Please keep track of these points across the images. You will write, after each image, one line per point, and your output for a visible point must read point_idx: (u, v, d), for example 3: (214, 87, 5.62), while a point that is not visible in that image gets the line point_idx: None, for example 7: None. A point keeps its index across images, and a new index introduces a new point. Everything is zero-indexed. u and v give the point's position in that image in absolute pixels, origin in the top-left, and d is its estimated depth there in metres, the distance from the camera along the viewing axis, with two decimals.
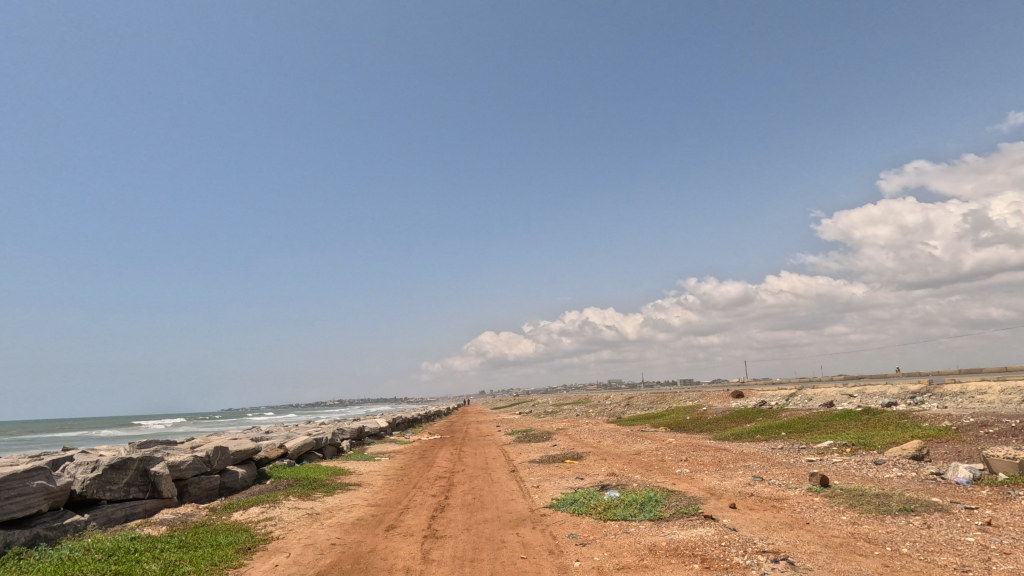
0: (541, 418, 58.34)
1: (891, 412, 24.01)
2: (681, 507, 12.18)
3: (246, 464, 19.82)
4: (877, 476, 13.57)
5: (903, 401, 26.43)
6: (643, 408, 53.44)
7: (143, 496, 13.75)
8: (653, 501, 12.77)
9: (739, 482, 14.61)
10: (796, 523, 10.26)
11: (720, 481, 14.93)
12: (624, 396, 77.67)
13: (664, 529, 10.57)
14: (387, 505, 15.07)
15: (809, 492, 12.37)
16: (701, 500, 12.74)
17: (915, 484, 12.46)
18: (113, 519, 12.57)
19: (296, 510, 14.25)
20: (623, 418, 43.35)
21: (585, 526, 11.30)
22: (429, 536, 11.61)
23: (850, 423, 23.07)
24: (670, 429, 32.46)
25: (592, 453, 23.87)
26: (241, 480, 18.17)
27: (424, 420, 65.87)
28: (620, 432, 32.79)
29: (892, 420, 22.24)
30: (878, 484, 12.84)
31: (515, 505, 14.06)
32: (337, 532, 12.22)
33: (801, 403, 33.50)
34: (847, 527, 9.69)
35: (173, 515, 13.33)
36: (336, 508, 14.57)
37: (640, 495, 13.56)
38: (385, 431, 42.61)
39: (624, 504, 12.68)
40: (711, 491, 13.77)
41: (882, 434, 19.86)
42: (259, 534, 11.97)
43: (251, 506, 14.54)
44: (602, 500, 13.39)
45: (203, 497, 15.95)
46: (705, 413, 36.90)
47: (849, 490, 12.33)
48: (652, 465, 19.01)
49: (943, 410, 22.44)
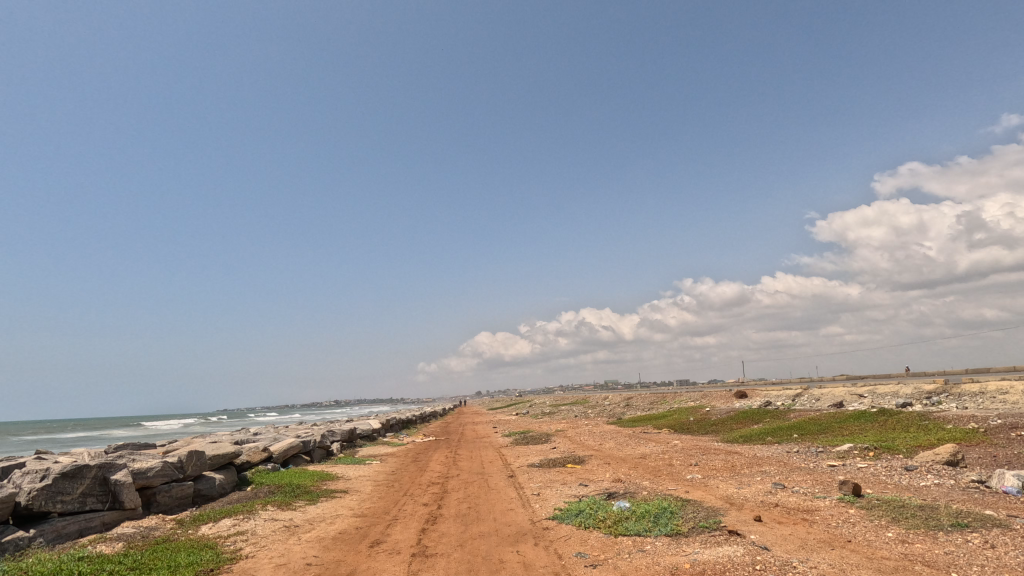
0: (539, 419, 56.75)
1: (909, 412, 22.83)
2: (700, 520, 10.90)
3: (225, 470, 18.45)
4: (914, 485, 12.29)
5: (918, 401, 25.25)
6: (644, 408, 52.45)
7: (102, 507, 12.42)
8: (669, 514, 11.47)
9: (759, 490, 13.31)
10: (836, 541, 9.01)
11: (738, 489, 13.65)
12: (623, 396, 76.42)
13: (686, 547, 9.29)
14: (374, 516, 13.73)
15: (842, 503, 11.09)
16: (721, 512, 11.43)
17: (958, 493, 11.23)
18: (64, 535, 11.25)
19: (273, 522, 12.93)
20: (623, 420, 42.07)
21: (594, 543, 10.01)
22: (418, 554, 10.27)
23: (867, 425, 21.82)
24: (674, 430, 31.22)
25: (595, 457, 22.53)
26: (218, 486, 16.88)
27: (419, 421, 64.43)
28: (622, 433, 31.50)
29: (913, 421, 21.05)
30: (917, 494, 11.58)
31: (515, 517, 12.75)
32: (314, 550, 10.89)
33: (808, 403, 32.31)
34: (897, 547, 8.48)
35: (133, 530, 11.99)
36: (318, 520, 13.25)
37: (654, 505, 12.28)
38: (378, 433, 41.25)
39: (637, 517, 11.39)
40: (730, 501, 12.48)
41: (905, 437, 18.64)
42: (226, 552, 10.67)
43: (223, 518, 13.21)
44: (611, 511, 12.09)
45: (173, 507, 14.64)
46: (710, 413, 35.75)
47: (887, 501, 11.05)
48: (660, 470, 17.72)
49: (966, 411, 21.21)
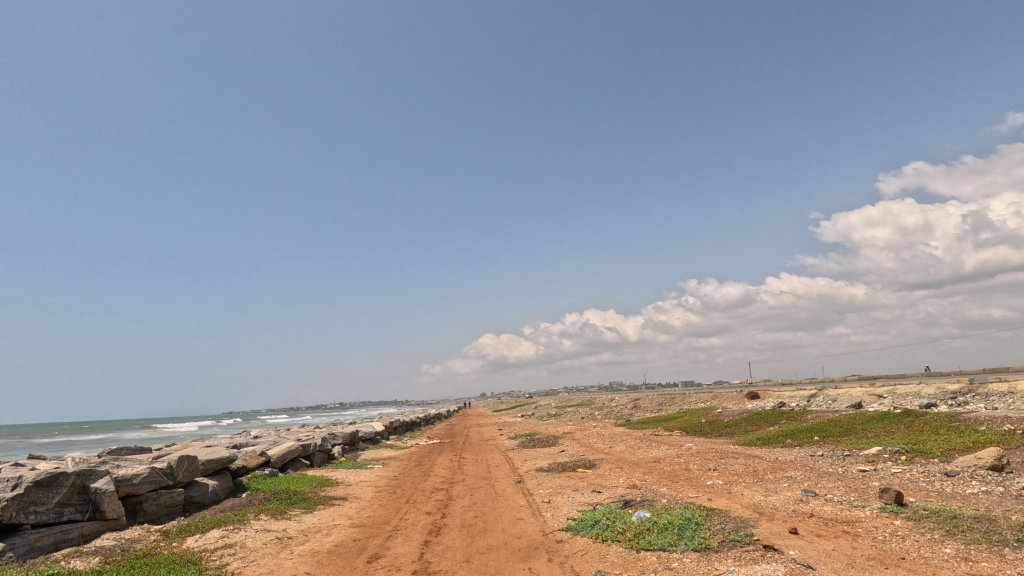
0: (545, 421, 55.98)
1: (936, 414, 21.77)
2: (729, 533, 9.92)
3: (219, 475, 17.56)
4: (960, 493, 11.24)
5: (943, 402, 24.17)
6: (653, 409, 51.51)
7: (82, 518, 11.59)
8: (693, 525, 10.49)
9: (789, 498, 12.28)
10: (888, 559, 8.03)
11: (765, 497, 12.62)
12: (630, 397, 75.52)
13: (718, 565, 8.35)
14: (374, 526, 12.82)
15: (886, 514, 10.07)
16: (751, 524, 10.46)
17: (1014, 502, 10.21)
18: (37, 549, 10.45)
19: (264, 533, 12.03)
20: (631, 422, 41.10)
21: (615, 559, 9.08)
22: (420, 572, 9.29)
23: (892, 427, 20.75)
24: (686, 432, 30.24)
25: (606, 460, 21.58)
26: (211, 493, 16.08)
27: (423, 423, 63.66)
28: (632, 436, 30.57)
29: (941, 423, 19.98)
30: (967, 503, 10.55)
31: (524, 529, 11.80)
32: (307, 565, 9.94)
33: (824, 403, 31.26)
34: (960, 566, 7.52)
35: (113, 543, 11.16)
36: (313, 531, 12.32)
37: (676, 515, 11.29)
38: (381, 436, 40.52)
39: (659, 529, 10.40)
40: (759, 511, 11.49)
41: (936, 440, 17.60)
42: (210, 569, 9.73)
43: (211, 530, 12.32)
44: (629, 522, 11.12)
45: (162, 515, 13.83)
46: (722, 414, 34.75)
47: (935, 511, 10.03)
48: (677, 476, 16.71)
49: (998, 412, 20.14)
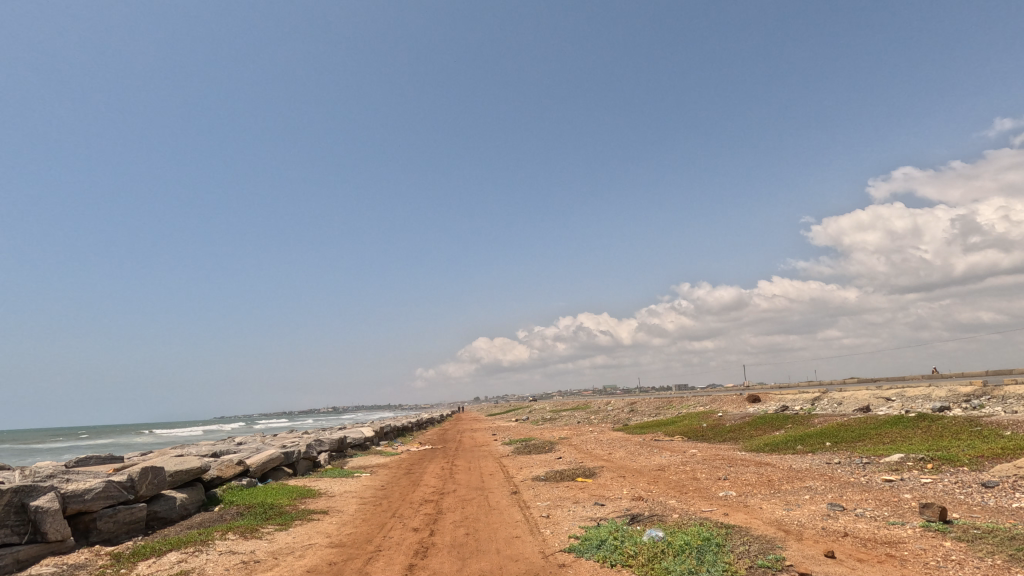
0: (540, 425, 54.83)
1: (953, 417, 20.74)
2: (755, 557, 8.68)
3: (189, 488, 16.16)
4: (1008, 508, 10.05)
5: (958, 406, 23.18)
6: (651, 412, 50.52)
7: (20, 541, 10.27)
8: (714, 547, 9.22)
9: (815, 513, 11.06)
10: None
11: (787, 512, 11.40)
12: (627, 400, 74.49)
13: None
14: (353, 547, 11.49)
15: (931, 534, 8.88)
16: (778, 545, 9.21)
17: None
18: None
19: (228, 557, 10.67)
20: (628, 426, 39.88)
21: None
22: None
23: (910, 432, 19.63)
24: (687, 437, 29.12)
25: (606, 468, 20.32)
26: (178, 507, 14.76)
27: (417, 429, 62.36)
28: (631, 441, 29.44)
29: (962, 427, 18.89)
30: (1020, 520, 9.35)
31: (522, 549, 10.53)
32: None
33: (830, 407, 30.26)
34: None
35: (52, 570, 9.79)
36: (284, 553, 10.98)
37: (693, 535, 9.98)
38: (373, 441, 39.32)
39: (675, 552, 9.12)
40: (784, 528, 10.27)
41: (960, 446, 16.47)
42: None
43: (168, 553, 10.93)
44: (640, 543, 9.82)
45: (119, 534, 12.50)
46: (724, 418, 33.74)
47: (988, 531, 8.82)
48: (685, 486, 15.50)
49: (1019, 416, 19.13)
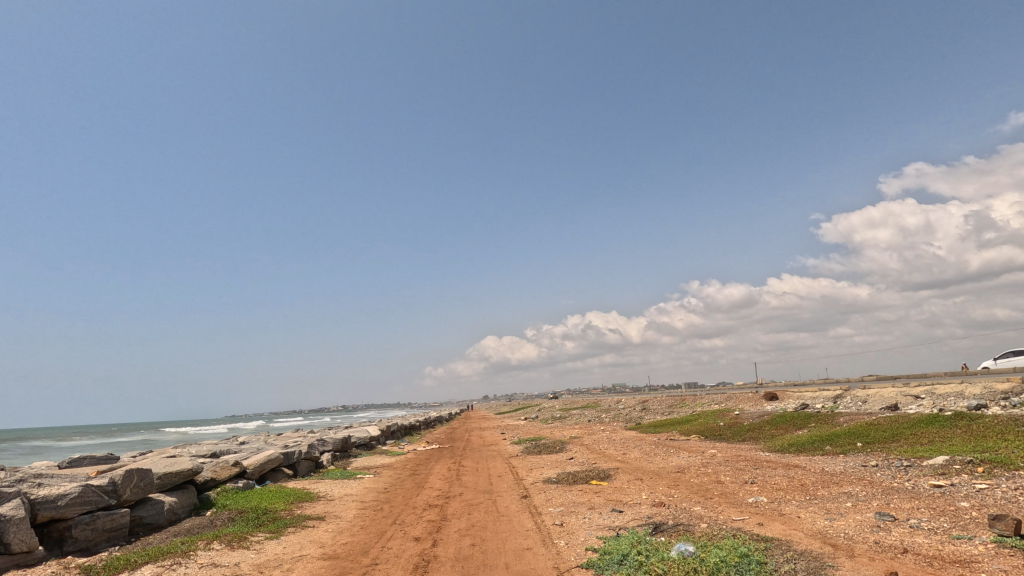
0: (548, 424, 53.47)
1: (995, 416, 19.31)
2: None
3: (180, 491, 15.20)
4: None
5: (997, 404, 21.69)
6: (664, 411, 48.89)
7: None
8: (754, 566, 8.04)
9: (862, 524, 9.85)
10: None
11: (830, 522, 10.19)
12: (638, 399, 72.45)
13: None
14: (349, 559, 10.44)
15: (1008, 552, 7.66)
16: (828, 564, 8.02)
17: None
18: None
19: (208, 571, 9.64)
20: (641, 425, 38.39)
21: None
22: None
23: (949, 432, 18.24)
24: (704, 437, 27.78)
25: (622, 470, 19.13)
26: (166, 512, 13.80)
27: (423, 428, 60.97)
28: (645, 441, 28.12)
29: (1007, 427, 17.44)
30: None
31: (534, 564, 9.39)
32: None
33: (854, 406, 28.76)
34: None
35: None
36: (271, 566, 9.96)
37: (728, 549, 8.80)
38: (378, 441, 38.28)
39: (709, 571, 7.95)
40: (830, 541, 9.10)
41: (1008, 448, 15.14)
42: None
43: (144, 566, 9.92)
44: (668, 559, 8.66)
45: (98, 543, 11.55)
46: (741, 417, 32.28)
47: None
48: (709, 490, 14.29)
49: None
